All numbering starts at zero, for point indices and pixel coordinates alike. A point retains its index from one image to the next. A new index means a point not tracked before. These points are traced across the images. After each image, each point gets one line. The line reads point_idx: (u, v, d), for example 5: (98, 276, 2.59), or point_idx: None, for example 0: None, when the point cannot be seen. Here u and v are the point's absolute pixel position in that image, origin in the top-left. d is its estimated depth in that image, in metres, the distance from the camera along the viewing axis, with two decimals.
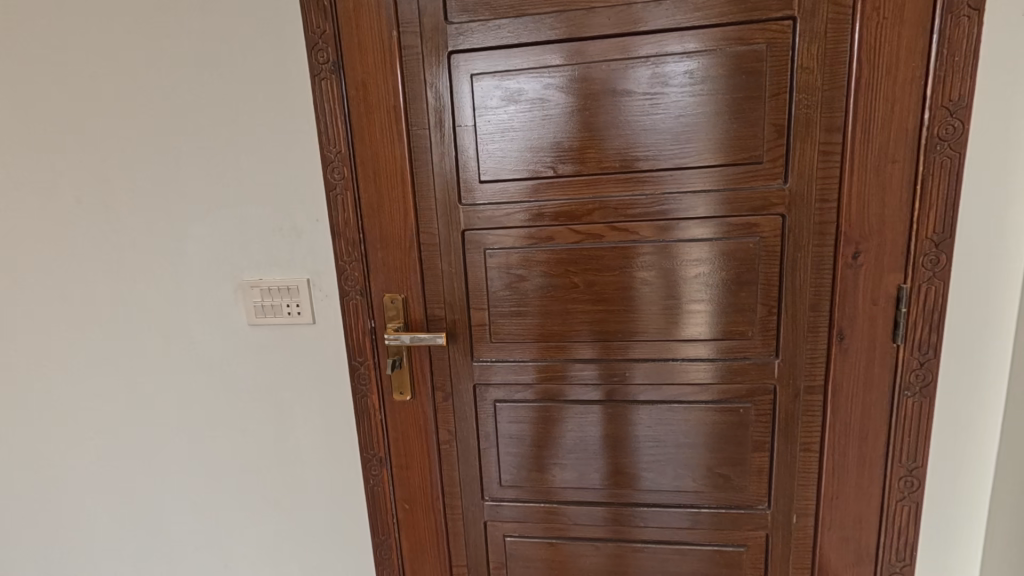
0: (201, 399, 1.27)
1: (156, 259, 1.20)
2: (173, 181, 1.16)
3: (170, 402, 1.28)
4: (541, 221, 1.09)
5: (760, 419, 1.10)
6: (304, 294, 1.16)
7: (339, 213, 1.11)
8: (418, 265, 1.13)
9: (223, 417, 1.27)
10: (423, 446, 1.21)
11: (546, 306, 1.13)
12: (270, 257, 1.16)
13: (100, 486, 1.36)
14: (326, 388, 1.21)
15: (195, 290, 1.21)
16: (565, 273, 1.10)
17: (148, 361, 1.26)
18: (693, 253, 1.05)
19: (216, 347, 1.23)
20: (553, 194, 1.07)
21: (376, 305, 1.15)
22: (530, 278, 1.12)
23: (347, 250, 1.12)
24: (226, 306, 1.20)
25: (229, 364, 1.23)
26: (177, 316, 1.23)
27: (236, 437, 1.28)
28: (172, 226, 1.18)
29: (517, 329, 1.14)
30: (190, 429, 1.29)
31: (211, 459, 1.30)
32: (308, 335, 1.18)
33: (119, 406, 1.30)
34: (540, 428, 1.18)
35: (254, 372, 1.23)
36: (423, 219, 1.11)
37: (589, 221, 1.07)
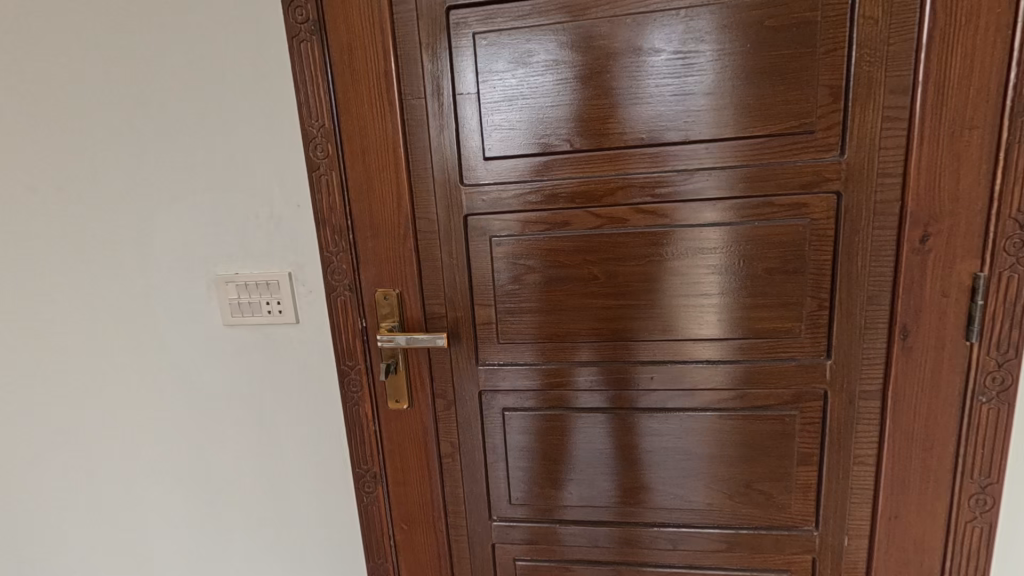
0: (175, 408, 1.13)
1: (118, 251, 1.06)
2: (134, 161, 1.02)
3: (139, 412, 1.14)
4: (555, 204, 0.95)
5: (807, 429, 0.96)
6: (286, 291, 1.02)
7: (323, 196, 0.97)
8: (414, 255, 0.99)
9: (200, 427, 1.13)
10: (423, 460, 1.08)
11: (562, 303, 0.98)
12: (246, 248, 1.02)
13: (65, 502, 1.23)
14: (314, 396, 1.07)
15: (163, 285, 1.07)
16: (583, 264, 0.96)
17: (113, 365, 1.13)
18: (710, 239, 0.91)
19: (189, 350, 1.09)
20: (569, 173, 0.93)
21: (368, 301, 1.01)
22: (543, 271, 0.98)
23: (333, 239, 0.99)
24: (198, 303, 1.06)
25: (204, 369, 1.10)
26: (145, 317, 1.09)
27: (215, 449, 1.14)
28: (135, 212, 1.04)
29: (527, 328, 1.00)
30: (162, 440, 1.15)
31: (189, 474, 1.17)
32: (290, 337, 1.05)
33: (85, 417, 1.17)
34: (554, 440, 1.04)
35: (232, 377, 1.09)
36: (420, 202, 0.97)
37: (611, 204, 0.93)
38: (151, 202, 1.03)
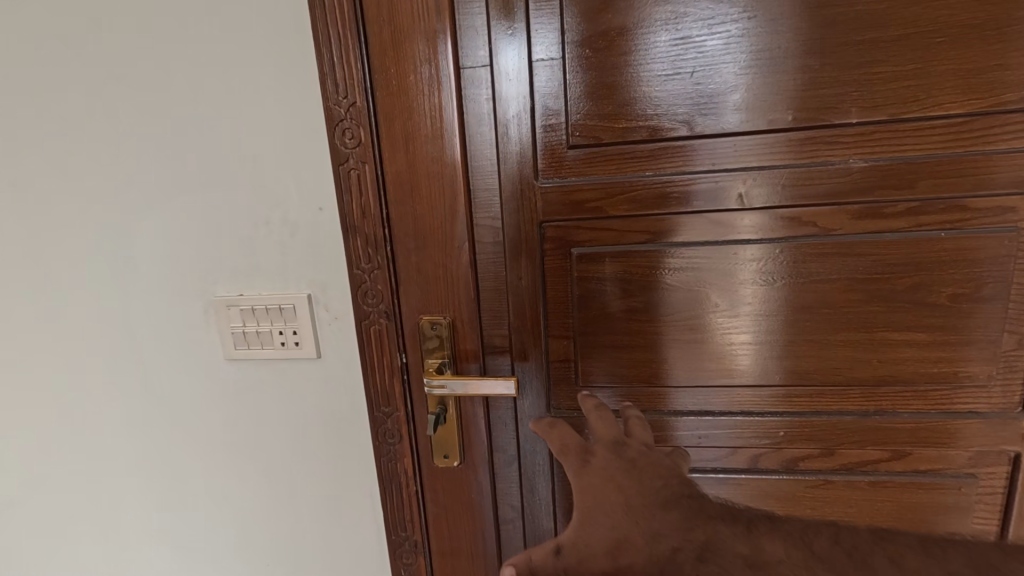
0: (162, 459, 0.90)
1: (83, 265, 0.82)
2: (105, 149, 0.78)
3: (116, 462, 0.91)
4: (660, 207, 0.71)
5: (985, 501, 0.74)
6: (304, 317, 0.79)
7: (352, 196, 0.74)
8: (471, 274, 0.76)
9: (193, 482, 0.91)
10: (476, 529, 0.86)
11: (665, 336, 0.75)
12: (254, 262, 0.79)
13: (28, 565, 1.00)
14: (340, 447, 0.86)
15: (144, 309, 0.83)
16: (698, 287, 0.73)
17: (82, 406, 0.89)
18: (749, 259, 0.71)
19: (179, 389, 0.86)
20: (681, 165, 0.70)
21: (410, 331, 0.79)
22: (642, 295, 0.74)
23: (365, 252, 0.76)
24: (190, 333, 0.83)
25: (199, 414, 0.87)
26: (120, 348, 0.85)
27: (213, 508, 0.91)
28: (106, 215, 0.80)
29: (616, 368, 0.77)
30: (147, 497, 0.92)
31: (181, 538, 0.94)
32: (310, 374, 0.83)
33: (50, 468, 0.93)
34: None
35: (235, 422, 0.87)
36: (480, 202, 0.75)
37: (738, 207, 0.70)
38: (127, 201, 0.79)
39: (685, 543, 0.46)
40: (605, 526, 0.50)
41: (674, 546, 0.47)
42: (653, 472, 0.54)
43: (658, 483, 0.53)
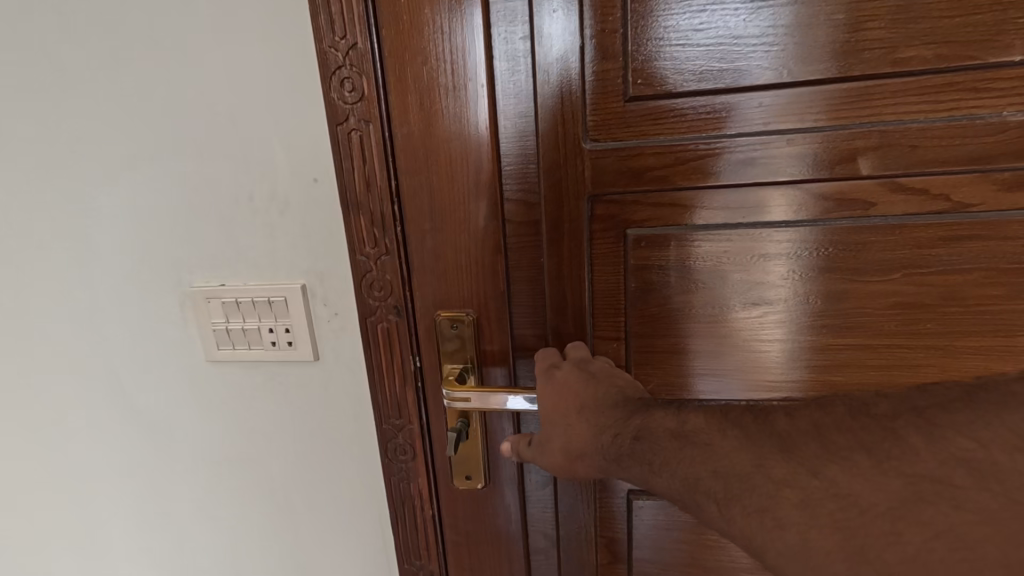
0: (138, 475, 0.77)
1: (32, 248, 0.69)
2: (50, 107, 0.64)
3: (83, 478, 0.79)
4: (744, 175, 0.56)
5: None
6: (298, 313, 0.66)
7: (353, 163, 0.60)
8: (500, 261, 0.62)
9: (172, 502, 0.78)
10: (504, 560, 0.73)
11: (736, 342, 0.61)
12: (237, 246, 0.65)
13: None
14: (341, 464, 0.72)
15: (109, 302, 0.70)
16: (782, 280, 0.58)
17: (39, 416, 0.77)
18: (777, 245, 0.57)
19: (155, 395, 0.73)
20: (774, 121, 0.54)
21: (425, 329, 0.65)
22: (706, 293, 0.60)
23: (370, 233, 0.62)
24: (164, 330, 0.70)
25: (176, 424, 0.74)
26: (85, 348, 0.72)
27: (198, 530, 0.79)
28: (56, 189, 0.66)
29: (678, 376, 0.63)
30: (120, 517, 0.80)
31: (163, 562, 0.82)
32: (307, 380, 0.69)
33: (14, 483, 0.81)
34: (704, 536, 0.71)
35: (219, 434, 0.74)
36: (511, 172, 0.60)
37: (848, 175, 0.54)
38: (81, 171, 0.65)
39: (624, 430, 0.48)
40: (561, 428, 0.54)
41: (615, 432, 0.49)
42: (610, 382, 0.54)
43: (609, 389, 0.53)
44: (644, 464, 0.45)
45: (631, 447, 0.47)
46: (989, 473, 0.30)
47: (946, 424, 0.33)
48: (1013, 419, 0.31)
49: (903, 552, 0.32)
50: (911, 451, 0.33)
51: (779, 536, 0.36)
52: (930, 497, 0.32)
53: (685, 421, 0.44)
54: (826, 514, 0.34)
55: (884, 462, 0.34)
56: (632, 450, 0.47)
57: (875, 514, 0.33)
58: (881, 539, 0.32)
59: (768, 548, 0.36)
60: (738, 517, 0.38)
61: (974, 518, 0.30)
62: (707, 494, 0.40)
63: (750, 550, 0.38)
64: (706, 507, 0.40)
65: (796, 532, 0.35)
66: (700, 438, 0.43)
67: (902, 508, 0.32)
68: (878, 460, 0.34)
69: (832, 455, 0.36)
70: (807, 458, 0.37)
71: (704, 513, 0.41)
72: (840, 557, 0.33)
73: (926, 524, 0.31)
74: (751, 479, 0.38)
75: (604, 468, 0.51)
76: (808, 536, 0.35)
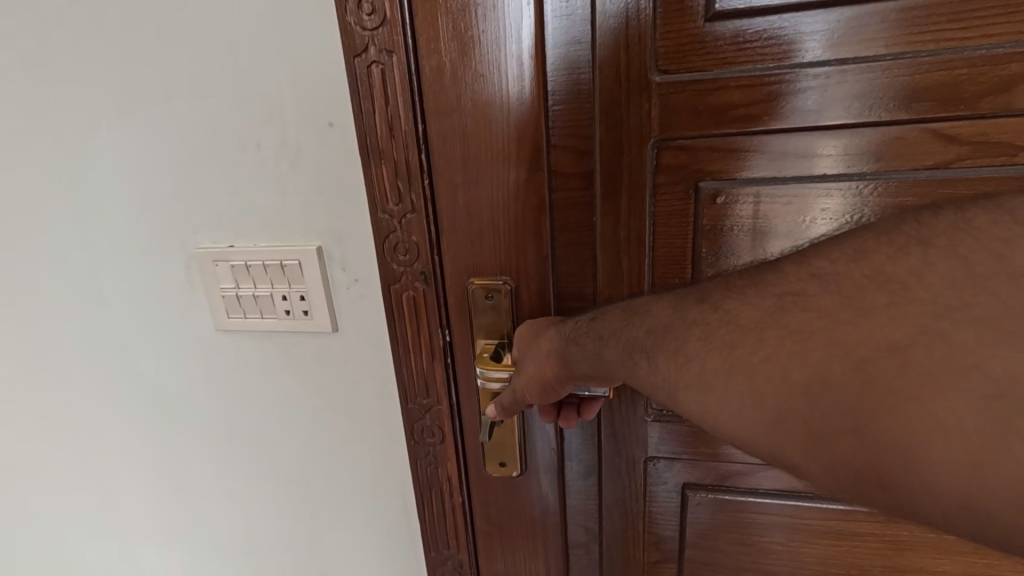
0: (151, 447, 0.73)
1: (24, 203, 0.63)
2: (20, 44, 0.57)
3: (91, 455, 0.75)
4: (859, 113, 0.45)
5: None
6: (315, 279, 0.58)
7: (377, 103, 0.51)
8: (545, 220, 0.53)
9: (185, 480, 0.74)
10: (540, 552, 0.67)
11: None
12: (243, 203, 0.58)
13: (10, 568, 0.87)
14: (358, 442, 0.66)
15: (105, 265, 0.64)
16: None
17: (42, 391, 0.73)
18: (853, 199, 0.48)
19: (163, 362, 0.67)
20: (906, 41, 0.43)
21: (456, 299, 0.57)
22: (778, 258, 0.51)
23: (394, 186, 0.53)
24: (166, 293, 0.64)
25: (183, 398, 0.69)
26: (85, 311, 0.67)
27: (215, 504, 0.74)
28: (37, 141, 0.60)
29: None
30: (133, 495, 0.76)
31: (180, 536, 0.78)
32: (324, 352, 0.62)
33: (30, 454, 0.78)
34: (765, 536, 0.62)
35: (231, 403, 0.68)
36: (562, 112, 0.50)
37: (995, 110, 0.43)
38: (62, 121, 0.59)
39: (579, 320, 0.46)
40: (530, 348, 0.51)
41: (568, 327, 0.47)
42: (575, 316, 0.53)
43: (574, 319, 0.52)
44: (594, 339, 0.43)
45: (586, 332, 0.44)
46: (834, 280, 0.29)
47: (811, 254, 0.31)
48: (856, 240, 0.29)
49: (760, 356, 0.30)
50: (781, 276, 0.31)
51: (678, 368, 0.34)
52: (788, 306, 0.30)
53: (633, 301, 0.42)
54: (719, 336, 0.32)
55: (762, 286, 0.32)
56: (585, 330, 0.45)
57: (755, 330, 0.31)
58: (752, 342, 0.30)
59: (679, 388, 0.34)
60: (660, 364, 0.36)
61: (814, 315, 0.28)
62: (639, 350, 0.38)
63: (669, 402, 0.35)
64: (637, 365, 0.38)
65: (695, 362, 0.33)
66: (637, 306, 0.41)
67: (767, 320, 0.30)
68: (758, 285, 0.32)
69: (729, 292, 0.34)
70: (711, 296, 0.35)
71: (633, 371, 0.38)
72: (724, 372, 0.32)
73: (779, 328, 0.30)
74: (672, 329, 0.36)
75: (561, 361, 0.46)
76: (701, 361, 0.33)
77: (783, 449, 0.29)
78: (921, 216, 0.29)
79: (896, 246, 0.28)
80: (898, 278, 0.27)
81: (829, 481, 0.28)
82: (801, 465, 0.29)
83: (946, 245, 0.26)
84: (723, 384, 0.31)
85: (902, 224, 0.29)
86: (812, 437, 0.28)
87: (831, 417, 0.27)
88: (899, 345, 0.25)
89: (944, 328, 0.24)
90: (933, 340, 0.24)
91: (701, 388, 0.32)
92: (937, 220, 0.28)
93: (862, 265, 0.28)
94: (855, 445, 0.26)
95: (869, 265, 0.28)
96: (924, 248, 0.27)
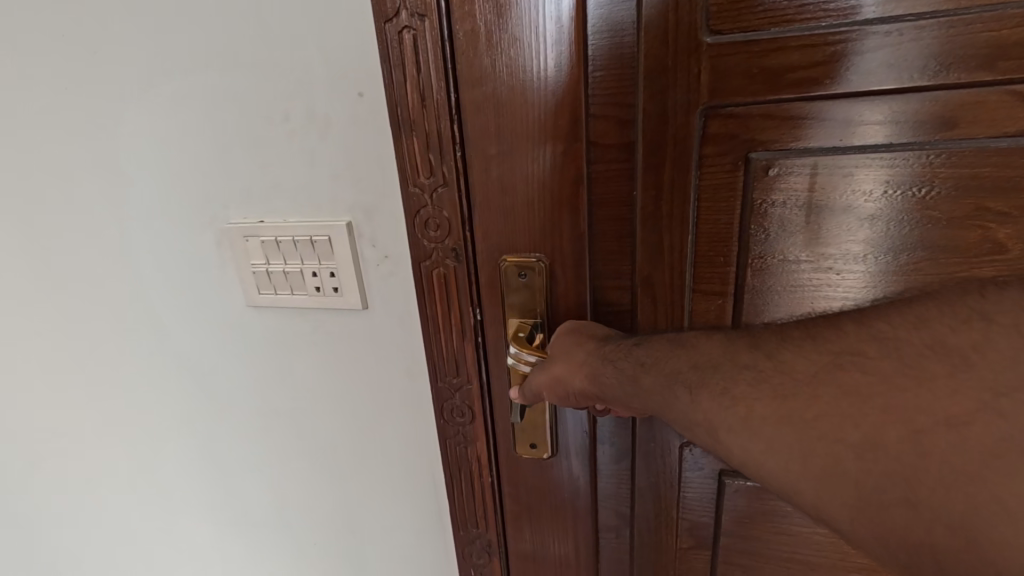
0: (200, 441, 0.75)
1: (81, 210, 0.64)
2: (63, 39, 0.57)
3: (144, 445, 0.78)
4: (934, 74, 0.41)
5: None
6: (345, 253, 0.57)
7: (409, 70, 0.49)
8: (582, 193, 0.50)
9: (220, 455, 0.75)
10: (568, 532, 0.66)
11: (837, 297, 0.49)
12: (272, 178, 0.57)
13: (55, 536, 0.91)
14: (395, 435, 0.66)
15: (154, 270, 0.65)
16: (932, 223, 0.45)
17: (84, 373, 0.75)
18: (917, 168, 0.44)
19: (213, 362, 0.69)
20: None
21: (488, 276, 0.55)
22: (834, 234, 0.47)
23: (425, 158, 0.51)
24: (216, 297, 0.65)
25: (221, 379, 0.70)
26: (137, 314, 0.68)
27: (262, 494, 0.76)
28: (79, 132, 0.60)
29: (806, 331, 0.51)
30: (181, 481, 0.79)
31: (227, 524, 0.80)
32: (354, 331, 0.62)
33: (87, 445, 0.80)
34: (813, 547, 0.61)
35: (272, 393, 0.68)
36: (602, 77, 0.47)
37: None
38: (102, 113, 0.59)
39: (622, 343, 0.47)
40: (565, 351, 0.50)
41: (604, 355, 0.47)
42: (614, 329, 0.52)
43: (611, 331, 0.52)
44: (633, 364, 0.44)
45: (625, 356, 0.45)
46: (892, 344, 0.31)
47: (872, 316, 0.33)
48: (920, 307, 0.31)
49: (812, 412, 0.32)
50: (841, 334, 0.33)
51: (723, 411, 0.36)
52: (843, 365, 0.32)
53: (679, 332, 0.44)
54: (769, 388, 0.34)
55: (822, 346, 0.33)
56: (628, 352, 0.45)
57: (802, 381, 0.33)
58: (804, 402, 0.32)
59: (721, 429, 0.35)
60: (704, 402, 0.37)
61: (873, 379, 0.30)
62: (683, 383, 0.39)
63: (710, 441, 0.36)
64: (676, 397, 0.39)
65: (744, 407, 0.35)
66: (683, 340, 0.42)
67: (822, 374, 0.32)
68: (817, 345, 0.34)
69: (787, 341, 0.36)
70: (766, 344, 0.37)
71: (672, 402, 0.39)
72: (773, 423, 0.33)
73: (832, 385, 0.31)
74: (722, 367, 0.38)
75: (591, 376, 0.47)
76: (751, 406, 0.34)
77: (827, 505, 0.31)
78: (984, 289, 0.31)
79: (958, 319, 0.29)
80: (959, 351, 0.28)
81: (876, 544, 0.29)
82: (848, 531, 0.30)
83: (1010, 322, 0.28)
84: (773, 435, 0.33)
85: (966, 297, 0.31)
86: (861, 499, 0.29)
87: (885, 485, 0.29)
88: (959, 418, 0.27)
89: (1002, 405, 0.26)
90: (991, 419, 0.26)
91: (750, 435, 0.34)
92: (1001, 297, 0.29)
93: (921, 333, 0.30)
94: (911, 517, 0.28)
95: (931, 333, 0.30)
96: (986, 322, 0.28)
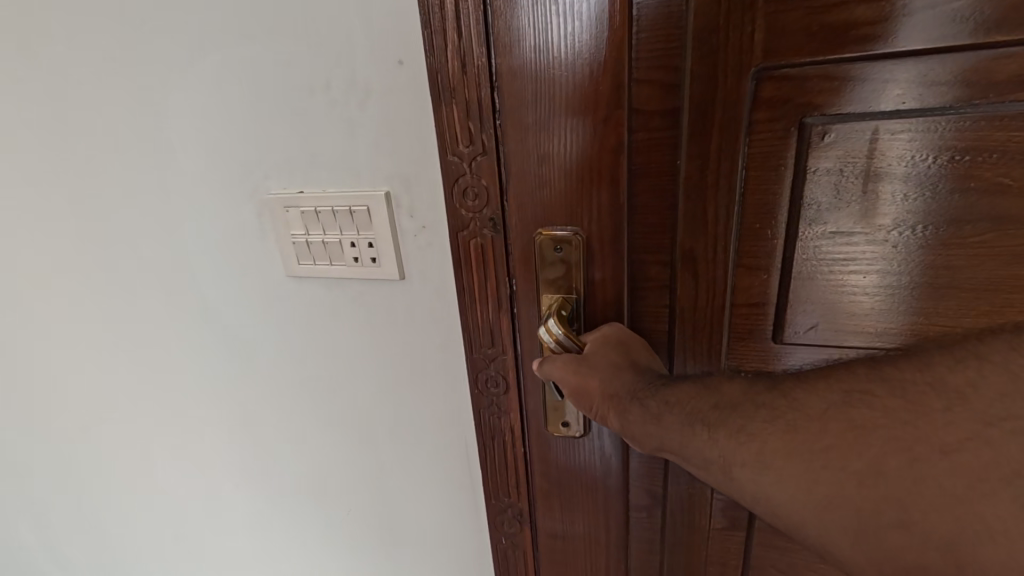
0: (244, 430, 0.79)
1: (136, 212, 0.68)
2: (116, 51, 0.60)
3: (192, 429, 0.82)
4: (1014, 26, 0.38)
5: None
6: (383, 222, 0.57)
7: (452, 34, 0.48)
8: (623, 163, 0.49)
9: (256, 447, 0.79)
10: (598, 508, 0.65)
11: (893, 270, 0.47)
12: (311, 148, 0.58)
13: (112, 512, 0.97)
14: (425, 428, 0.69)
15: (203, 267, 0.69)
16: (1002, 192, 0.42)
17: (140, 362, 0.79)
18: (992, 129, 0.41)
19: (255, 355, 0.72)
20: None
21: (524, 247, 0.55)
22: (893, 201, 0.45)
23: (464, 127, 0.51)
24: (259, 296, 0.68)
25: (262, 368, 0.73)
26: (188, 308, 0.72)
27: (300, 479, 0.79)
28: (133, 141, 0.64)
29: (857, 305, 0.49)
30: (226, 464, 0.83)
31: (268, 508, 0.84)
32: (389, 302, 0.63)
33: (141, 430, 0.86)
34: None
35: (308, 377, 0.71)
36: (649, 39, 0.45)
37: None
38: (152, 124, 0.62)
39: (649, 377, 0.48)
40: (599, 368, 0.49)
41: (632, 391, 0.47)
42: (640, 347, 0.53)
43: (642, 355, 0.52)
44: (659, 404, 0.45)
45: (651, 395, 0.46)
46: (900, 386, 0.33)
47: (883, 361, 0.36)
48: (925, 352, 0.34)
49: (819, 445, 0.34)
50: (851, 373, 0.36)
51: (739, 447, 0.38)
52: (854, 402, 0.34)
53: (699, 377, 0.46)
54: (781, 420, 0.37)
55: (834, 381, 0.36)
56: (654, 391, 0.46)
57: (813, 417, 0.35)
58: (813, 437, 0.35)
59: (734, 463, 0.38)
60: (721, 441, 0.39)
61: (878, 414, 0.33)
62: (702, 422, 0.41)
63: (723, 476, 0.39)
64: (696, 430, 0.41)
65: (761, 441, 0.37)
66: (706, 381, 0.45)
67: (832, 412, 0.35)
68: (828, 381, 0.36)
69: (800, 380, 0.39)
70: (783, 387, 0.39)
71: (689, 440, 0.41)
72: (776, 454, 0.36)
73: (842, 419, 0.34)
74: (740, 407, 0.40)
75: (619, 409, 0.47)
76: (764, 443, 0.37)
77: (831, 533, 0.33)
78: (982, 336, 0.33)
79: (955, 360, 0.32)
80: (956, 389, 0.31)
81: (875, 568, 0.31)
82: (849, 556, 0.33)
83: (1001, 360, 0.31)
84: (784, 467, 0.35)
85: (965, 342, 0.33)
86: (863, 525, 0.31)
87: (885, 508, 0.31)
88: (949, 445, 0.30)
89: (992, 436, 0.29)
90: (979, 446, 0.29)
91: (762, 470, 0.36)
92: (994, 342, 0.32)
93: (924, 373, 0.33)
94: (907, 538, 0.30)
95: (932, 374, 0.32)
96: (981, 363, 0.31)
